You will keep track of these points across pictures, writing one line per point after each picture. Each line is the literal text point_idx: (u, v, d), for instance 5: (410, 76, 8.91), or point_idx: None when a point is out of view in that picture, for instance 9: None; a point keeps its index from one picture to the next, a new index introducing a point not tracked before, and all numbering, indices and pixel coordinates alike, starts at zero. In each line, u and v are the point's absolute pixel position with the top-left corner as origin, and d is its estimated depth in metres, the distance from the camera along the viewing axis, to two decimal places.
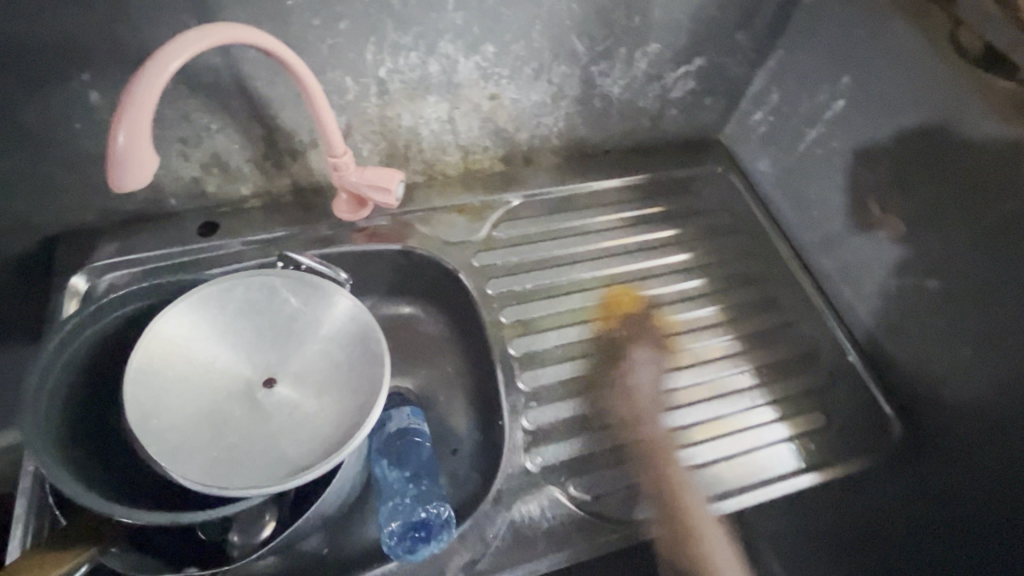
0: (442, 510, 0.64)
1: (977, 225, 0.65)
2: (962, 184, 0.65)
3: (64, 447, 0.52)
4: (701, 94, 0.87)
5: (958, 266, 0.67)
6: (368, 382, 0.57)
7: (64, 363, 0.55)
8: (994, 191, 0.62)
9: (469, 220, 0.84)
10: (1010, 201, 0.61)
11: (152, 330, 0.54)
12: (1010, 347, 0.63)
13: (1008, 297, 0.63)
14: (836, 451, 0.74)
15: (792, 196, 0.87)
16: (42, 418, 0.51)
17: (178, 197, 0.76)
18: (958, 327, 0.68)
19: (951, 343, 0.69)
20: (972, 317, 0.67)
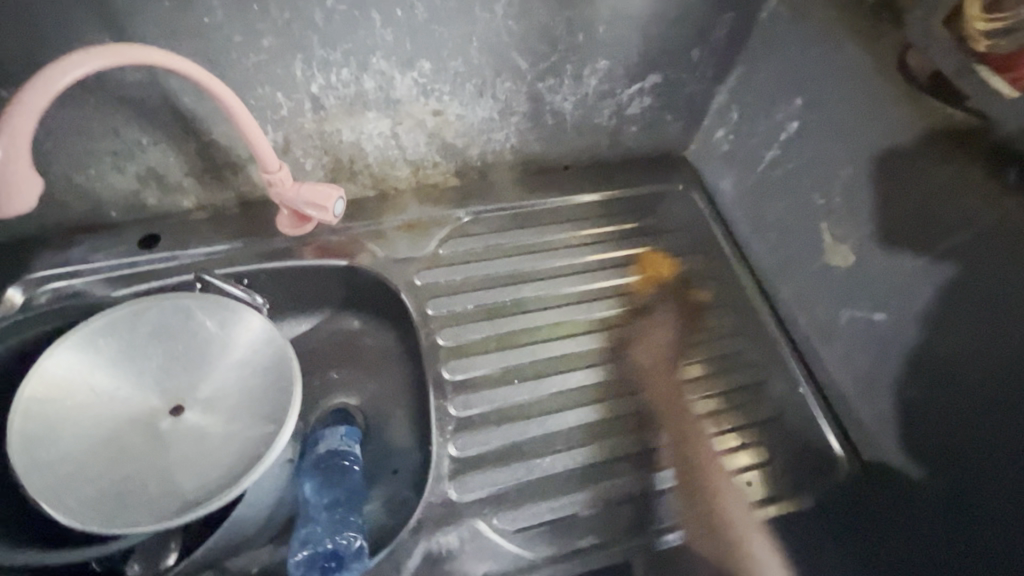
0: (354, 540, 0.62)
1: (934, 247, 0.62)
2: (917, 205, 0.63)
3: None
4: (660, 111, 0.85)
5: (915, 287, 0.63)
6: (277, 409, 0.57)
7: None
8: (945, 214, 0.60)
9: (417, 236, 0.82)
10: (959, 225, 0.59)
11: (46, 363, 0.54)
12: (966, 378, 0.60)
13: (966, 325, 0.60)
14: (784, 486, 0.69)
15: (750, 217, 0.83)
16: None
17: (119, 209, 0.75)
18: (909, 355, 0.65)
19: (902, 374, 0.65)
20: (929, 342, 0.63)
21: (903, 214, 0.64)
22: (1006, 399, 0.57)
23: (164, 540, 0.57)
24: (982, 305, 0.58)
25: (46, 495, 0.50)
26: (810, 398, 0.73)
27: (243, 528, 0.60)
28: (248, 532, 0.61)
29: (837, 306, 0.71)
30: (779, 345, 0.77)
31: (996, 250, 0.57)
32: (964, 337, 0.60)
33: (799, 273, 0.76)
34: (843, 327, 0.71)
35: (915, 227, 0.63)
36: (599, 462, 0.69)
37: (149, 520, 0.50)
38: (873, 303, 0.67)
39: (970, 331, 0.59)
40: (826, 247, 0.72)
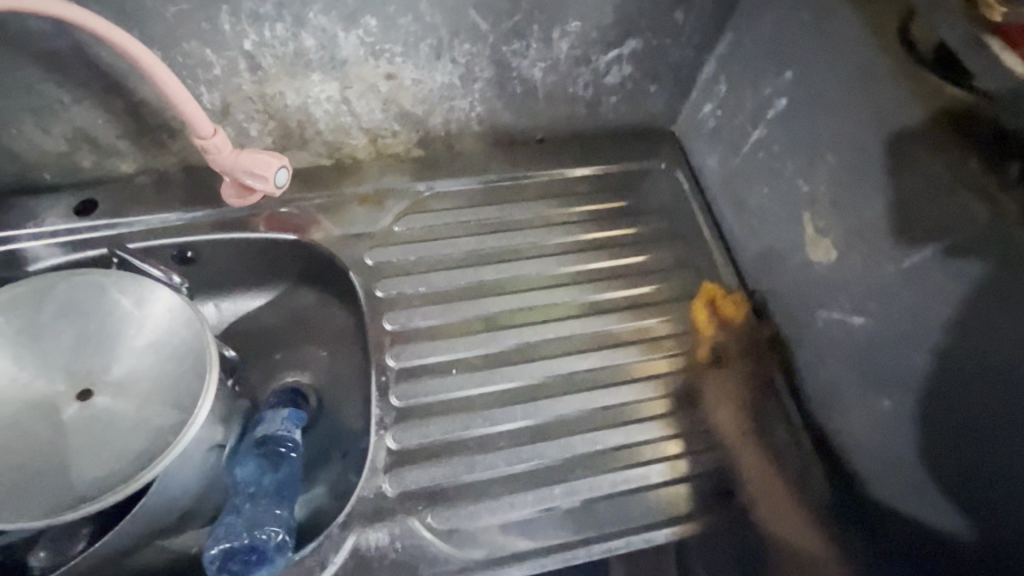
0: (276, 535, 0.58)
1: (951, 224, 0.52)
2: (925, 177, 0.54)
3: None
4: (641, 80, 0.77)
5: (966, 347, 0.52)
6: (190, 398, 0.53)
7: None
8: (954, 187, 0.52)
9: (371, 210, 0.77)
10: (968, 200, 0.51)
11: None
12: (973, 374, 0.51)
13: (984, 314, 0.50)
14: (738, 493, 0.64)
15: (734, 201, 0.77)
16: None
17: (52, 171, 0.70)
18: (923, 394, 0.56)
19: (879, 381, 0.60)
20: (956, 391, 0.53)
21: (910, 193, 0.55)
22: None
23: (76, 527, 0.56)
24: (993, 309, 0.50)
25: None
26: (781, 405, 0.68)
27: (167, 514, 0.59)
28: (174, 518, 0.60)
29: (814, 306, 0.66)
30: (755, 345, 0.71)
31: (1006, 235, 0.48)
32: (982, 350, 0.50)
33: (777, 268, 0.71)
34: (819, 329, 0.66)
35: (908, 219, 0.56)
36: (550, 461, 0.65)
37: (42, 512, 0.48)
38: (848, 304, 0.62)
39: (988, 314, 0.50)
40: (807, 239, 0.66)
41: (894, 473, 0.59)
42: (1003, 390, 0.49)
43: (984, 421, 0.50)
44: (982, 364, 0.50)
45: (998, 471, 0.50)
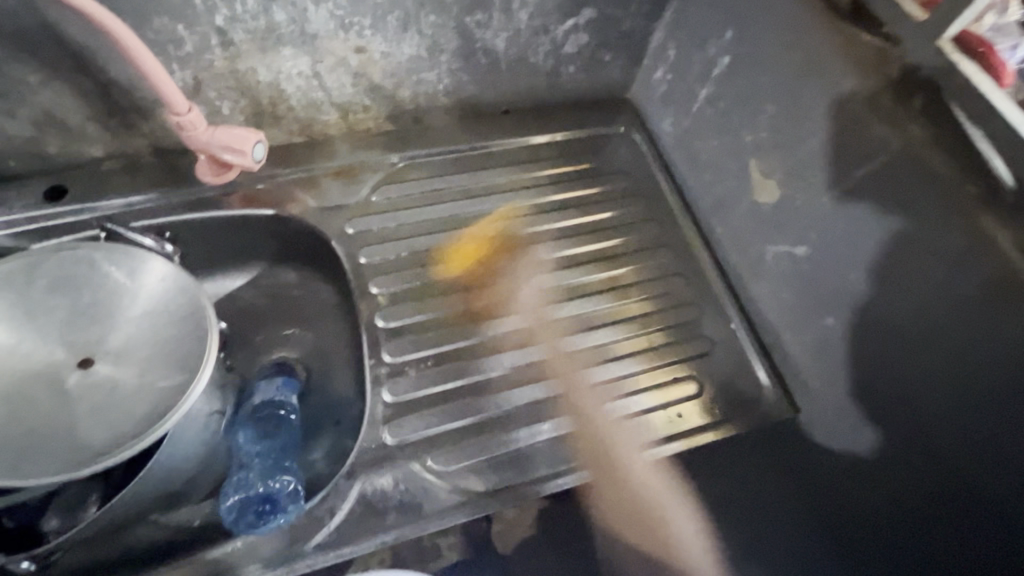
0: (287, 484, 0.62)
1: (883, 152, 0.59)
2: (852, 116, 0.61)
3: None
4: (597, 49, 0.83)
5: (901, 266, 0.59)
6: (192, 359, 0.55)
7: None
8: (885, 119, 0.58)
9: (347, 183, 0.79)
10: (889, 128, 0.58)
11: None
12: (907, 277, 0.58)
13: (906, 223, 0.58)
14: (709, 415, 0.71)
15: (688, 158, 0.84)
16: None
17: (18, 158, 0.69)
18: (861, 307, 0.63)
19: (821, 302, 0.68)
20: (886, 297, 0.61)
21: (843, 134, 0.63)
22: (948, 307, 0.55)
23: (86, 493, 0.58)
24: (917, 214, 0.57)
25: None
26: (741, 335, 0.76)
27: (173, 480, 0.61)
28: (180, 484, 0.62)
29: (764, 243, 0.74)
30: (712, 282, 0.80)
31: (924, 152, 0.56)
32: (908, 253, 0.58)
33: (730, 214, 0.78)
34: (770, 264, 0.74)
35: (841, 154, 0.63)
36: (540, 400, 0.70)
37: (59, 469, 0.49)
38: (794, 237, 0.70)
39: (915, 214, 0.57)
40: (754, 183, 0.74)
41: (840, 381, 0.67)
42: (933, 292, 0.56)
43: (927, 325, 0.57)
44: (909, 267, 0.58)
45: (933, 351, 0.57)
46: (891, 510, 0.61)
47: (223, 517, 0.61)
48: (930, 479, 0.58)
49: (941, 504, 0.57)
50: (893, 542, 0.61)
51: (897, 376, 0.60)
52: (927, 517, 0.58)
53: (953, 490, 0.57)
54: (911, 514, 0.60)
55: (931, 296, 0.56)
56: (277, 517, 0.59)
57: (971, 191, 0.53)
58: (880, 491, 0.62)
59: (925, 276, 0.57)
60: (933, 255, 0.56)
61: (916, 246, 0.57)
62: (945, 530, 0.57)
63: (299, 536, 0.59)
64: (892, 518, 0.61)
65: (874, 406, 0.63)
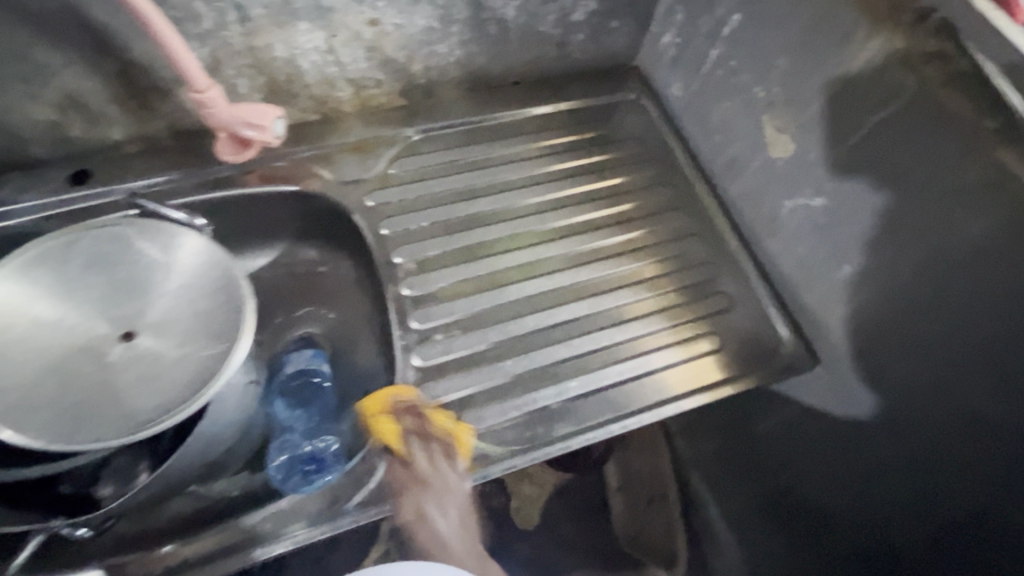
0: (332, 444, 0.70)
1: (898, 100, 0.60)
2: (866, 67, 0.62)
3: None
4: (605, 15, 0.84)
5: (913, 210, 0.60)
6: (229, 327, 0.57)
7: None
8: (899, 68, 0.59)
9: (364, 157, 0.81)
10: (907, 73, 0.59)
11: None
12: (918, 222, 0.60)
13: (915, 166, 0.60)
14: (733, 371, 0.73)
15: (699, 121, 0.85)
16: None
17: (41, 145, 0.70)
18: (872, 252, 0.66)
19: (835, 253, 0.70)
20: (900, 241, 0.62)
21: (853, 85, 0.64)
22: (962, 248, 0.57)
23: (136, 461, 0.59)
24: (928, 156, 0.58)
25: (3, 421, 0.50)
26: (759, 289, 0.78)
27: (215, 451, 0.62)
28: (221, 455, 0.64)
29: (779, 200, 0.75)
30: (732, 246, 0.81)
31: (935, 93, 0.57)
32: (919, 195, 0.60)
33: (744, 173, 0.80)
34: (785, 219, 0.75)
35: (856, 106, 0.64)
36: (566, 359, 0.72)
37: (108, 435, 0.51)
38: (810, 190, 0.71)
39: (924, 155, 0.59)
40: (767, 140, 0.75)
41: (856, 325, 0.69)
42: (945, 235, 0.58)
43: (942, 265, 0.59)
44: (921, 211, 0.60)
45: (950, 290, 0.59)
46: (903, 451, 0.64)
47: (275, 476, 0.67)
48: (940, 421, 0.61)
49: (936, 453, 0.61)
50: (897, 481, 0.66)
51: (909, 323, 0.63)
52: (936, 458, 0.62)
53: (948, 433, 0.60)
54: (916, 452, 0.63)
55: (945, 237, 0.58)
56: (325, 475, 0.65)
57: (985, 128, 0.54)
58: (888, 433, 0.66)
59: (934, 221, 0.59)
60: (949, 195, 0.57)
61: (927, 189, 0.59)
62: (942, 476, 0.61)
63: (339, 497, 0.61)
64: (889, 458, 0.66)
65: (887, 350, 0.65)
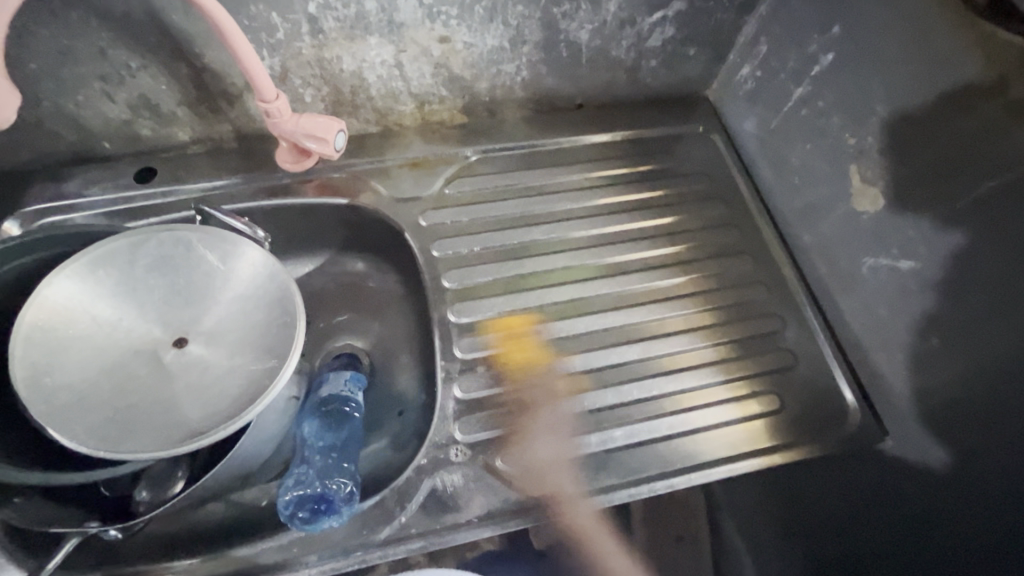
0: (344, 486, 0.61)
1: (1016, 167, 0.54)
2: (981, 126, 0.56)
3: None
4: (682, 43, 0.80)
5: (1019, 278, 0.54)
6: (280, 343, 0.56)
7: None
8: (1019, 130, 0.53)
9: (422, 175, 0.79)
10: None
11: (38, 293, 0.52)
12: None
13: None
14: (791, 434, 0.68)
15: (774, 159, 0.80)
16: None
17: (112, 140, 0.72)
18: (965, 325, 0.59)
19: (914, 322, 0.64)
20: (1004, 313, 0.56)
21: (960, 143, 0.58)
22: None
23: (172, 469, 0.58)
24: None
25: (53, 419, 0.49)
26: (825, 346, 0.73)
27: (251, 464, 0.62)
28: (255, 467, 0.63)
29: (859, 256, 0.70)
30: (800, 297, 0.76)
31: None
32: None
33: (820, 221, 0.75)
34: (865, 278, 0.70)
35: (963, 166, 0.58)
36: (612, 405, 0.69)
37: (153, 445, 0.50)
38: (898, 250, 0.65)
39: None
40: (854, 190, 0.70)
41: (937, 397, 0.62)
42: None
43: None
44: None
45: None
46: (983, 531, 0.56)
47: (280, 511, 0.60)
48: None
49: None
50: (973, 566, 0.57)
51: (1000, 400, 0.56)
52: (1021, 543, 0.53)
53: None
54: (999, 533, 0.55)
55: None
56: (330, 517, 0.59)
57: None
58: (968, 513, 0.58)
59: None
60: None
61: None
62: None
63: (369, 526, 0.60)
64: (965, 537, 0.58)
65: (969, 425, 0.59)
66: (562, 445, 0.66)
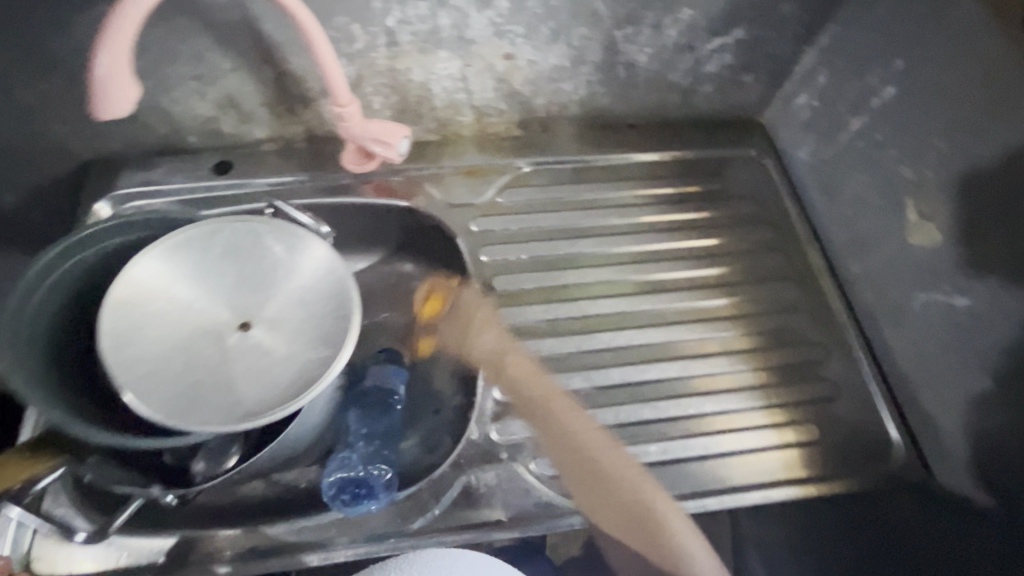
0: (384, 474, 0.65)
1: None
2: None
3: (43, 379, 0.55)
4: (739, 70, 0.81)
5: None
6: (335, 334, 0.59)
7: (40, 306, 0.58)
8: None
9: (475, 183, 0.82)
10: None
11: (126, 271, 0.57)
12: None
13: None
14: (827, 467, 0.68)
15: (826, 188, 0.81)
16: (19, 360, 0.54)
17: (196, 135, 0.78)
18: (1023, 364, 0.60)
19: (964, 356, 0.65)
20: None
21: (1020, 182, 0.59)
22: None
23: (228, 444, 0.62)
24: None
25: (130, 389, 0.54)
26: (871, 381, 0.72)
27: (296, 447, 0.64)
28: (299, 450, 0.66)
29: (912, 290, 0.70)
30: (847, 330, 0.75)
31: None
32: None
33: (871, 253, 0.75)
34: (917, 313, 0.69)
35: None
36: (647, 420, 0.69)
37: (216, 421, 0.54)
38: (952, 286, 0.65)
39: None
40: (909, 223, 0.70)
41: (994, 434, 0.62)
42: None
43: None
44: None
45: None
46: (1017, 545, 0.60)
47: (323, 491, 0.64)
48: None
49: None
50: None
51: None
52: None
53: None
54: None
55: None
56: (368, 502, 0.62)
57: None
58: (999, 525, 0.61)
59: None
60: None
61: None
62: None
63: (405, 515, 0.62)
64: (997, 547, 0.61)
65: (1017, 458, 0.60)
66: (492, 335, 0.74)
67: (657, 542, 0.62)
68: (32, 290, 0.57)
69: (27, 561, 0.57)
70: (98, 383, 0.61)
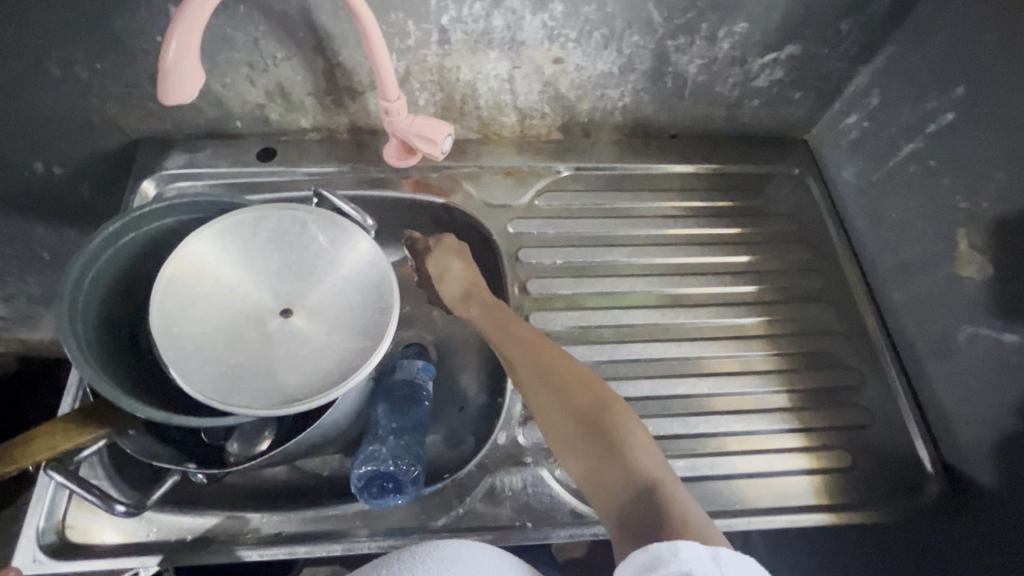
0: (412, 469, 0.63)
1: None
2: None
3: (93, 351, 0.56)
4: (788, 86, 0.80)
5: None
6: (374, 327, 0.60)
7: (94, 279, 0.59)
8: None
9: (514, 184, 0.82)
10: None
11: (178, 252, 0.58)
12: None
13: None
14: (854, 494, 0.67)
15: (871, 212, 0.79)
16: (73, 329, 0.54)
17: (244, 120, 0.79)
18: None
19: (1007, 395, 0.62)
20: None
21: None
22: None
23: (261, 428, 0.63)
24: None
25: (175, 368, 0.55)
26: (906, 410, 0.71)
27: (326, 436, 0.65)
28: (329, 438, 0.66)
29: (955, 323, 0.68)
30: (883, 355, 0.75)
31: None
32: None
33: (916, 280, 0.73)
34: (960, 345, 0.67)
35: None
36: (675, 435, 0.69)
37: (255, 404, 0.55)
38: (1002, 322, 0.63)
39: None
40: (959, 254, 0.67)
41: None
42: None
43: None
44: None
45: None
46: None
47: (352, 483, 0.62)
48: None
49: None
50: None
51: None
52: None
53: None
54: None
55: None
56: (395, 495, 0.62)
57: None
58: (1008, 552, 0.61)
59: None
60: None
61: None
62: None
63: (427, 513, 0.63)
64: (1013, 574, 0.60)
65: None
66: (453, 285, 0.75)
67: (609, 441, 0.55)
68: (89, 263, 0.58)
69: (60, 528, 0.59)
70: (141, 361, 0.62)
